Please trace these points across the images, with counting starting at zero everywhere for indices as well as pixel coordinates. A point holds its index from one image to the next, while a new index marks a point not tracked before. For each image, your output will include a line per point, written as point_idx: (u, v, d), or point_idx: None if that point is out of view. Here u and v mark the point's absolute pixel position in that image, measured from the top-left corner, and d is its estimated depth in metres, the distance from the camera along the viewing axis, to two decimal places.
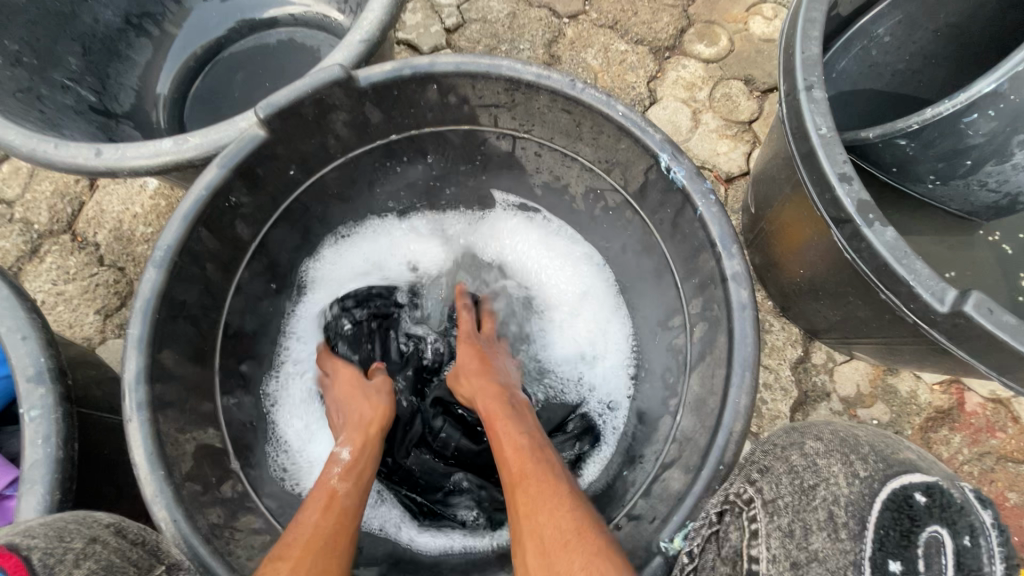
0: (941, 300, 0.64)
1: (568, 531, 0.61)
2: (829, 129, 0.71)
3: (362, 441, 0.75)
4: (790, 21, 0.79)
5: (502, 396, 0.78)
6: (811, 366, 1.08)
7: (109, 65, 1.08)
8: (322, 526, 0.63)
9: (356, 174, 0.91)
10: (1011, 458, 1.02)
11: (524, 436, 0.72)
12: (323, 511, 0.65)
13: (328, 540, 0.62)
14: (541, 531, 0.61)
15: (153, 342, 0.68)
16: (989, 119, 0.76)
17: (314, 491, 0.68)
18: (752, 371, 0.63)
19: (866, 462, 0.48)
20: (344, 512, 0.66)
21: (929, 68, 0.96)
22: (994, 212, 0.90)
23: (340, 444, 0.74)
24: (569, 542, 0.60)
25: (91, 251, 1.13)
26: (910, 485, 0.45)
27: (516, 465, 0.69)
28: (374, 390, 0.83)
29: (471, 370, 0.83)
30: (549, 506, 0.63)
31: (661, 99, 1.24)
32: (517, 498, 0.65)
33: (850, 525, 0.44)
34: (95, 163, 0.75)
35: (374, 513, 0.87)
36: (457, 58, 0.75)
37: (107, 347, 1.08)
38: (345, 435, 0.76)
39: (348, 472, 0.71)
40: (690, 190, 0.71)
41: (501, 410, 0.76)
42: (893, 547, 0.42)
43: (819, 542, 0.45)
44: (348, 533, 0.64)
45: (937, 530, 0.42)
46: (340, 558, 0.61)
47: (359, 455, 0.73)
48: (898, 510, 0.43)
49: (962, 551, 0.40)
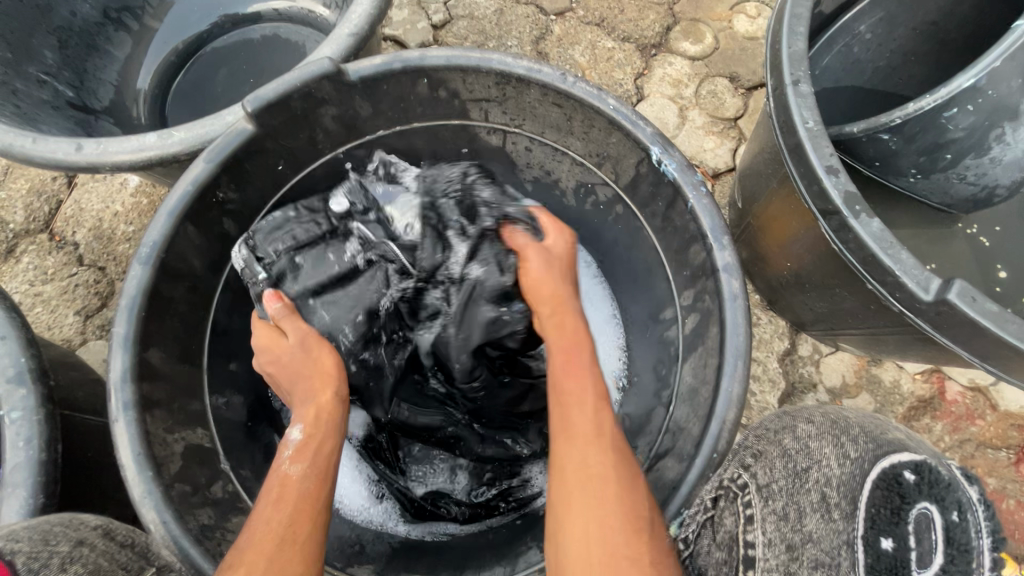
0: (926, 289, 0.65)
1: (631, 510, 0.54)
2: (815, 122, 0.72)
3: (315, 414, 0.67)
4: (776, 17, 0.80)
5: (581, 332, 0.69)
6: (797, 358, 1.10)
7: (87, 59, 1.06)
8: (277, 521, 0.57)
9: (344, 170, 0.90)
10: (991, 445, 1.05)
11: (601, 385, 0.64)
12: (277, 502, 0.59)
13: (287, 533, 0.57)
14: (609, 509, 0.54)
15: (139, 340, 0.67)
16: (968, 114, 0.78)
17: (269, 480, 0.62)
18: (744, 361, 0.64)
19: (856, 443, 0.49)
20: (301, 497, 0.60)
21: (909, 65, 0.99)
22: (971, 205, 0.92)
23: (291, 423, 0.67)
24: (642, 533, 0.53)
25: (69, 250, 1.10)
26: (899, 464, 0.44)
27: (596, 423, 0.60)
28: (299, 351, 0.72)
29: (558, 278, 0.74)
30: (625, 486, 0.56)
31: (648, 95, 1.25)
32: (590, 456, 0.57)
33: (842, 505, 0.45)
34: (76, 158, 0.73)
35: (371, 509, 0.88)
36: (448, 52, 0.74)
37: (88, 349, 1.05)
38: (296, 412, 0.69)
39: (301, 451, 0.64)
40: (681, 182, 0.71)
41: (587, 352, 0.67)
42: (883, 524, 0.43)
43: (813, 523, 0.46)
44: (312, 517, 0.59)
45: (927, 507, 0.42)
46: (308, 544, 0.57)
47: (311, 434, 0.66)
48: (888, 488, 0.43)
49: (951, 527, 0.40)
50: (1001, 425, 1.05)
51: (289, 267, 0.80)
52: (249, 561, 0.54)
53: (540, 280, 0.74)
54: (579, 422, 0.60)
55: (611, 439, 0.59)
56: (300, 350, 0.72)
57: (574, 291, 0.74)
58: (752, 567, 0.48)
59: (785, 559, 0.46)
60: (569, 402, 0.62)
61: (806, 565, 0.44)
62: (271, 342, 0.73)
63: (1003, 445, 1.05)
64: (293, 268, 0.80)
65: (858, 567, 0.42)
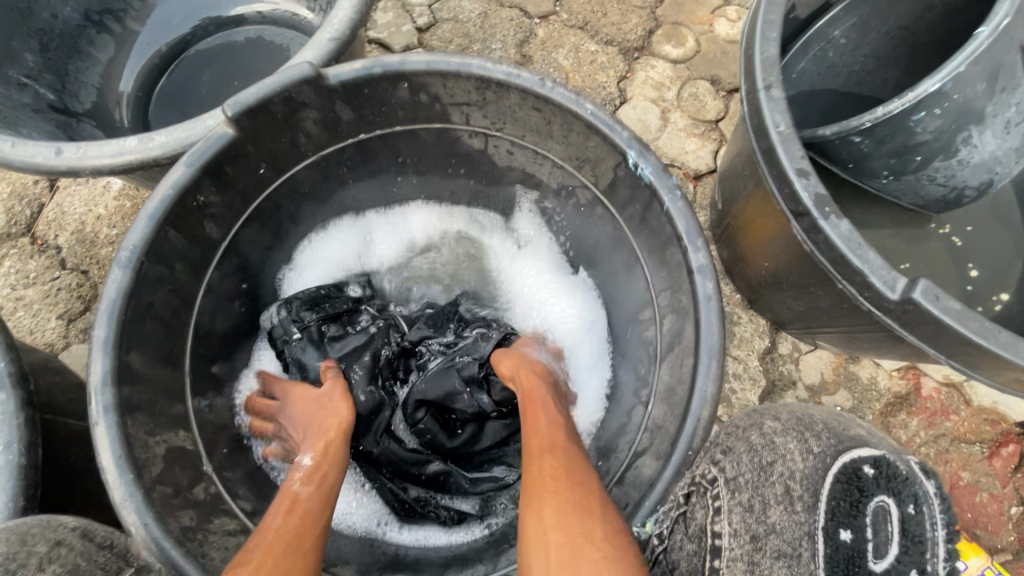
0: (893, 288, 0.67)
1: (584, 497, 0.62)
2: (787, 126, 0.74)
3: (325, 443, 0.73)
4: (750, 23, 0.82)
5: (546, 381, 0.79)
6: (777, 355, 1.12)
7: (69, 62, 1.05)
8: (285, 532, 0.62)
9: (326, 173, 0.90)
10: (965, 440, 1.07)
11: (561, 416, 0.74)
12: (287, 515, 0.64)
13: (293, 543, 0.61)
14: (564, 498, 0.62)
15: (119, 344, 0.67)
16: (935, 117, 0.80)
17: (279, 498, 0.67)
18: (718, 359, 0.65)
19: (818, 437, 0.50)
20: (309, 514, 0.65)
21: (882, 69, 1.01)
22: (942, 205, 0.95)
23: (303, 451, 0.73)
24: (594, 513, 0.60)
25: (52, 254, 1.09)
26: (859, 459, 0.47)
27: (551, 437, 0.70)
28: (328, 397, 0.80)
29: (516, 353, 0.85)
30: (579, 481, 0.64)
31: (631, 98, 1.27)
32: (545, 463, 0.66)
33: (805, 498, 0.47)
34: (56, 163, 0.73)
35: (356, 513, 0.87)
36: (428, 57, 0.75)
37: (71, 353, 1.05)
38: (308, 442, 0.75)
39: (310, 476, 0.69)
40: (657, 185, 0.73)
41: (545, 390, 0.77)
42: (843, 516, 0.45)
43: (777, 515, 0.48)
44: (316, 533, 0.63)
45: (885, 501, 0.45)
46: (310, 555, 0.61)
47: (323, 460, 0.71)
48: (847, 482, 0.46)
49: (907, 519, 0.44)
50: (974, 420, 1.08)
51: (319, 334, 0.91)
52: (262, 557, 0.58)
53: (503, 354, 0.85)
54: (538, 440, 0.70)
55: (568, 449, 0.69)
56: (330, 393, 0.81)
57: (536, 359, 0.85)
58: (719, 557, 0.50)
59: (750, 549, 0.48)
60: (531, 426, 0.72)
61: (769, 554, 0.46)
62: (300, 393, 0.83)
63: (977, 439, 1.07)
64: (323, 337, 0.91)
65: (818, 557, 0.44)
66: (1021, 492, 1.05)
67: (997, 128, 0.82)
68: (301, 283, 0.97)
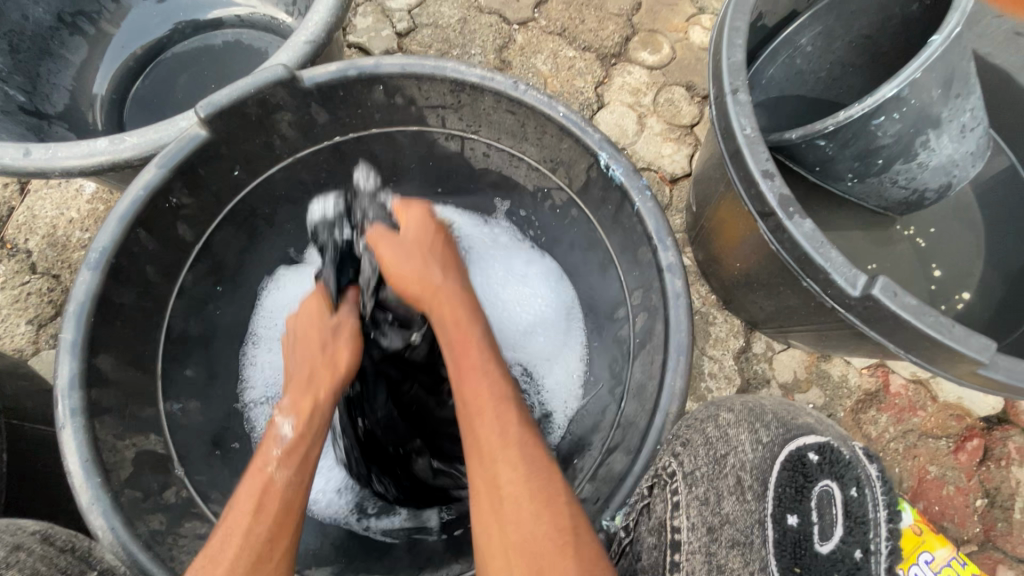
0: (853, 285, 0.70)
1: (554, 525, 0.54)
2: (752, 129, 0.76)
3: (310, 408, 0.65)
4: (717, 30, 0.84)
5: (473, 334, 0.67)
6: (752, 355, 1.14)
7: (40, 64, 1.04)
8: (256, 534, 0.56)
9: (302, 175, 0.91)
10: (931, 435, 1.10)
11: (503, 376, 0.64)
12: (256, 512, 0.57)
13: (264, 550, 0.55)
14: (528, 530, 0.54)
15: (88, 346, 0.66)
16: (895, 121, 0.83)
17: (250, 480, 0.60)
18: (687, 355, 0.67)
19: (768, 428, 0.57)
20: (286, 505, 0.58)
21: (847, 76, 1.04)
22: (905, 207, 0.98)
23: (282, 414, 0.65)
24: (566, 548, 0.52)
25: (22, 258, 1.07)
26: (805, 446, 0.55)
27: (502, 434, 0.59)
28: (334, 334, 0.71)
29: (422, 263, 0.72)
30: (541, 496, 0.55)
31: (608, 103, 1.29)
32: (501, 460, 0.57)
33: (754, 486, 0.54)
34: (23, 164, 0.73)
35: (337, 503, 0.88)
36: (402, 59, 0.76)
37: (41, 359, 1.03)
38: (290, 398, 0.66)
39: (289, 454, 0.62)
40: (628, 186, 0.74)
41: (480, 355, 0.65)
42: (788, 502, 0.53)
43: (730, 505, 0.54)
44: (292, 526, 0.58)
45: (828, 484, 0.53)
46: (284, 558, 0.56)
47: (306, 433, 0.64)
48: (794, 469, 0.54)
49: (850, 501, 0.52)
50: (941, 415, 1.11)
51: None
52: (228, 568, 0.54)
53: (403, 266, 0.72)
54: (485, 437, 0.59)
55: (525, 445, 0.59)
56: (337, 334, 0.71)
57: (444, 267, 0.72)
58: (678, 550, 0.53)
59: (706, 540, 0.52)
60: (473, 411, 0.61)
61: (724, 544, 0.52)
62: (316, 313, 0.73)
63: (943, 434, 1.10)
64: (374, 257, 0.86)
65: (768, 542, 0.52)
66: (985, 485, 1.08)
67: (952, 132, 0.86)
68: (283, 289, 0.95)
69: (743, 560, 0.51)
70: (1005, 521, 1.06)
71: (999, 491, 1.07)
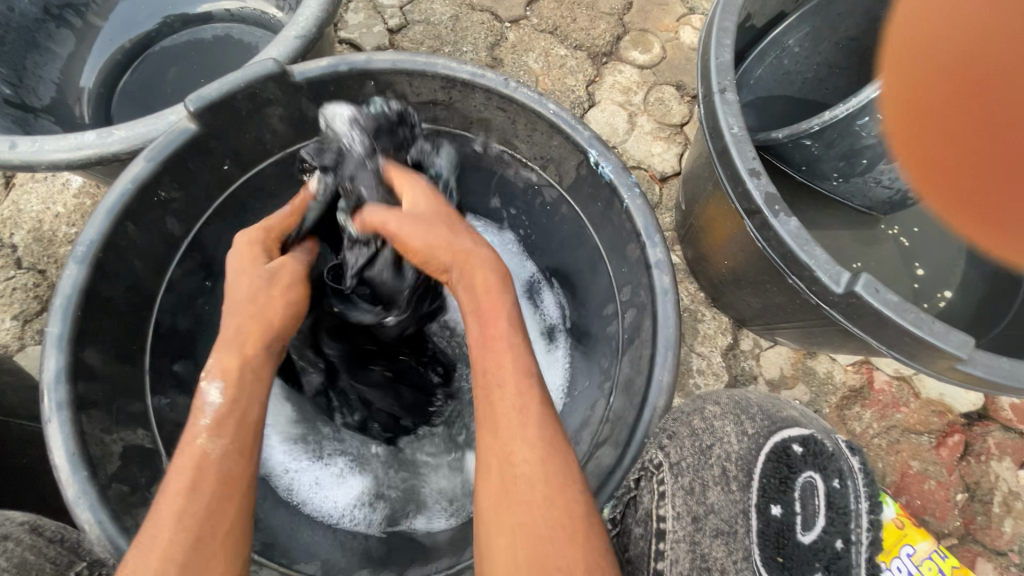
0: (837, 282, 0.71)
1: (563, 511, 0.49)
2: (740, 128, 0.77)
3: (238, 369, 0.57)
4: (706, 30, 0.85)
5: (501, 300, 0.59)
6: (739, 352, 1.15)
7: (26, 56, 1.03)
8: (189, 513, 0.48)
9: (293, 170, 0.90)
10: (914, 430, 1.12)
11: (522, 344, 0.57)
12: (191, 489, 0.49)
13: (205, 527, 0.48)
14: (539, 515, 0.48)
15: (75, 340, 0.66)
16: (878, 122, 0.86)
17: (180, 456, 0.51)
18: (674, 350, 0.67)
19: (754, 420, 0.58)
20: (221, 478, 0.50)
21: (833, 77, 1.06)
22: (889, 207, 0.99)
23: (208, 378, 0.55)
24: (576, 536, 0.48)
25: (7, 253, 1.06)
26: (789, 438, 0.56)
27: (520, 408, 0.53)
28: (271, 280, 0.65)
29: (440, 227, 0.64)
30: (556, 480, 0.50)
31: (599, 102, 1.30)
32: (516, 439, 0.51)
33: (740, 477, 0.55)
34: (10, 156, 0.72)
35: (330, 503, 0.89)
36: (393, 55, 0.76)
37: (26, 354, 1.02)
38: (217, 358, 0.57)
39: (220, 423, 0.53)
40: (617, 183, 0.75)
41: (505, 328, 0.57)
42: (773, 493, 0.54)
43: (715, 496, 0.54)
44: (234, 501, 0.50)
45: (811, 475, 0.54)
46: (231, 538, 0.49)
47: (238, 396, 0.55)
48: (778, 461, 0.55)
49: (833, 492, 0.53)
50: (923, 411, 1.13)
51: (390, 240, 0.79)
52: (161, 560, 0.46)
53: (418, 233, 0.64)
54: (506, 415, 0.52)
55: (544, 424, 0.53)
56: (273, 279, 0.65)
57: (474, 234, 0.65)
58: (663, 539, 0.53)
59: (691, 529, 0.53)
60: (492, 385, 0.54)
61: (708, 533, 0.52)
62: (251, 258, 0.66)
63: (925, 430, 1.12)
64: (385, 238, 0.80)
65: (752, 532, 0.53)
66: (966, 479, 1.10)
67: None
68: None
69: (726, 550, 0.52)
70: (984, 515, 1.08)
71: (979, 486, 1.10)
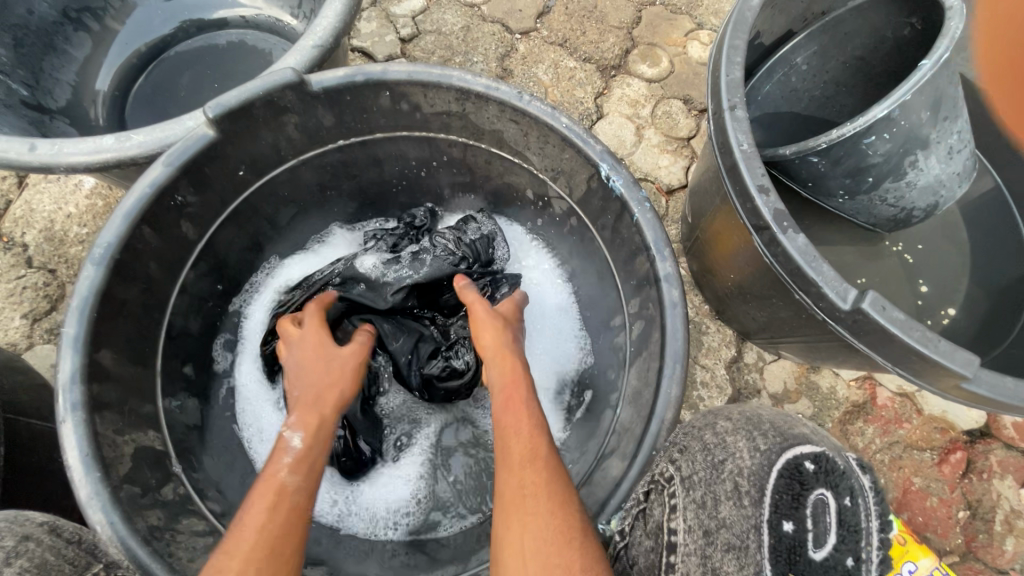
0: (844, 299, 0.72)
1: (564, 522, 0.56)
2: (749, 144, 0.78)
3: (316, 424, 0.68)
4: (716, 47, 0.87)
5: (524, 374, 0.72)
6: (743, 365, 1.16)
7: (43, 58, 1.04)
8: (269, 531, 0.56)
9: (306, 176, 0.92)
10: (917, 447, 1.12)
11: (534, 406, 0.68)
12: (271, 509, 0.57)
13: (275, 545, 0.55)
14: (540, 527, 0.55)
15: (90, 341, 0.67)
16: (885, 141, 0.86)
17: (262, 486, 0.60)
18: (682, 364, 0.69)
19: (765, 437, 0.57)
20: (294, 509, 0.59)
21: (840, 96, 1.07)
22: (893, 225, 1.01)
23: (291, 428, 0.66)
24: (573, 540, 0.55)
25: (18, 252, 1.07)
26: (801, 455, 0.53)
27: (533, 445, 0.63)
28: (338, 361, 0.76)
29: (504, 329, 0.78)
30: (558, 500, 0.57)
31: (607, 114, 1.31)
32: (527, 477, 0.59)
33: (751, 492, 0.53)
34: (28, 158, 0.73)
35: (338, 510, 0.88)
36: (410, 67, 0.78)
37: (35, 353, 1.02)
38: (297, 416, 0.68)
39: (299, 463, 0.63)
40: (627, 197, 0.76)
41: (527, 386, 0.70)
42: (785, 509, 0.51)
43: (727, 510, 0.54)
44: (298, 533, 0.57)
45: (823, 493, 0.51)
46: (294, 557, 0.56)
47: (313, 445, 0.65)
48: (790, 477, 0.52)
49: (844, 510, 0.51)
50: (926, 428, 1.13)
51: (415, 261, 0.91)
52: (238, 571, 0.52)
53: (487, 323, 0.79)
54: (520, 451, 0.62)
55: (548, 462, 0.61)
56: (341, 359, 0.76)
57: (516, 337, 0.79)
58: (674, 551, 0.55)
59: (702, 543, 0.53)
60: (508, 431, 0.65)
61: (719, 547, 0.52)
62: (319, 347, 0.77)
63: (928, 447, 1.12)
64: (405, 263, 0.90)
65: (763, 548, 0.50)
66: (967, 497, 1.10)
67: (940, 153, 0.89)
68: (337, 242, 1.01)
69: (737, 564, 0.50)
70: (986, 533, 1.09)
71: (981, 504, 1.10)
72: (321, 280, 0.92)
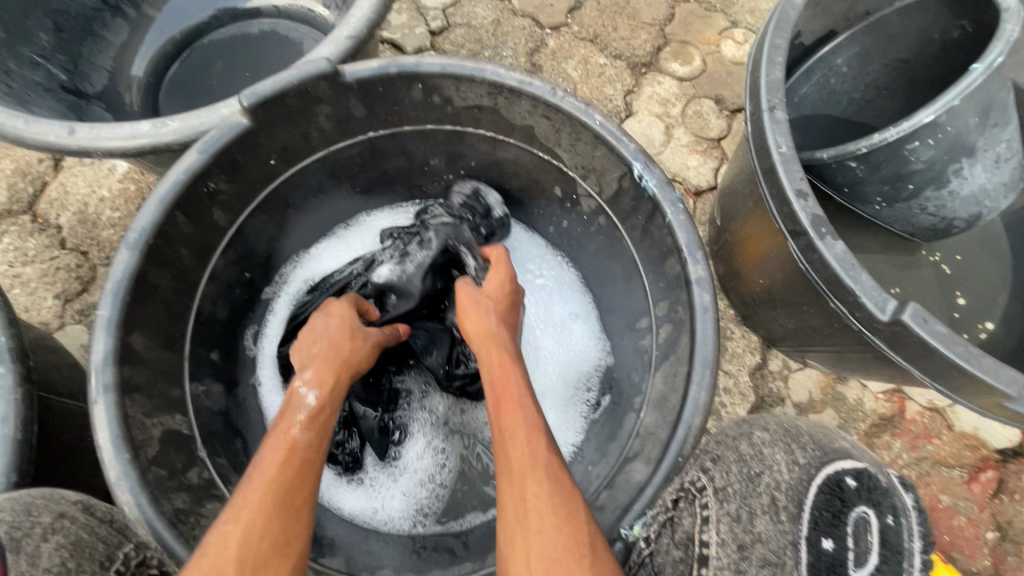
0: (882, 309, 0.69)
1: (573, 537, 0.55)
2: (788, 147, 0.76)
3: (332, 383, 0.69)
4: (757, 46, 0.84)
5: (518, 369, 0.71)
6: (768, 372, 1.14)
7: (82, 43, 1.06)
8: (277, 482, 0.57)
9: (335, 167, 0.92)
10: (945, 464, 1.09)
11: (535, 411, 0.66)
12: (282, 466, 0.59)
13: (285, 498, 0.56)
14: (548, 539, 0.55)
15: (122, 325, 0.68)
16: (929, 147, 0.83)
17: (274, 441, 0.61)
18: (711, 370, 0.67)
19: (804, 450, 0.56)
20: (306, 464, 0.60)
21: (881, 99, 1.04)
22: (931, 234, 0.97)
23: (307, 385, 0.67)
24: (583, 558, 0.54)
25: (52, 233, 1.09)
26: (843, 471, 0.53)
27: (533, 452, 0.61)
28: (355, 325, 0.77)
29: (488, 311, 0.78)
30: (564, 513, 0.57)
31: (637, 112, 1.29)
32: (530, 489, 0.58)
33: (790, 508, 0.53)
34: (67, 142, 0.74)
35: (376, 513, 0.89)
36: (443, 60, 0.77)
37: (65, 333, 1.04)
38: (315, 372, 0.69)
39: (311, 420, 0.64)
40: (660, 198, 0.74)
41: (518, 381, 0.69)
42: (824, 526, 0.51)
43: (762, 525, 0.53)
44: (307, 490, 0.58)
45: (865, 511, 0.51)
46: (303, 519, 0.57)
47: (325, 402, 0.67)
48: (831, 493, 0.52)
49: (887, 529, 0.50)
50: (956, 445, 1.10)
51: (424, 241, 0.89)
52: (246, 524, 0.53)
53: (472, 307, 0.79)
54: (519, 459, 0.61)
55: (553, 472, 0.60)
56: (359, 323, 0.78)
57: (506, 325, 0.78)
58: (706, 564, 0.54)
59: (737, 557, 0.52)
60: (507, 437, 0.64)
61: (754, 562, 0.51)
62: (338, 308, 0.79)
63: (957, 464, 1.09)
64: (414, 248, 0.89)
65: (801, 564, 0.50)
66: (997, 518, 1.07)
67: (987, 162, 0.86)
68: (352, 242, 1.01)
69: None
70: (1015, 555, 1.05)
71: (1011, 525, 1.06)
72: (341, 282, 0.91)
